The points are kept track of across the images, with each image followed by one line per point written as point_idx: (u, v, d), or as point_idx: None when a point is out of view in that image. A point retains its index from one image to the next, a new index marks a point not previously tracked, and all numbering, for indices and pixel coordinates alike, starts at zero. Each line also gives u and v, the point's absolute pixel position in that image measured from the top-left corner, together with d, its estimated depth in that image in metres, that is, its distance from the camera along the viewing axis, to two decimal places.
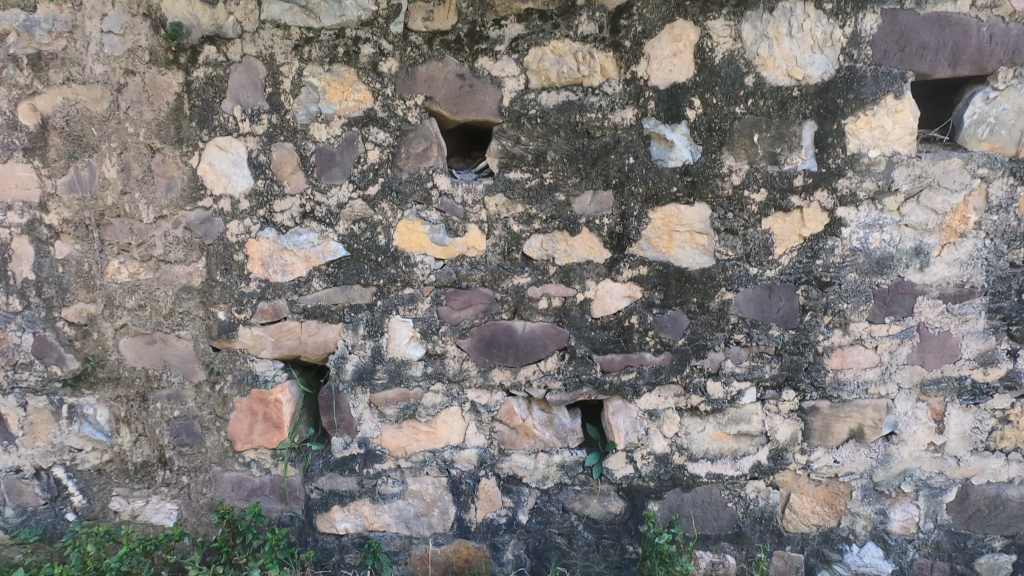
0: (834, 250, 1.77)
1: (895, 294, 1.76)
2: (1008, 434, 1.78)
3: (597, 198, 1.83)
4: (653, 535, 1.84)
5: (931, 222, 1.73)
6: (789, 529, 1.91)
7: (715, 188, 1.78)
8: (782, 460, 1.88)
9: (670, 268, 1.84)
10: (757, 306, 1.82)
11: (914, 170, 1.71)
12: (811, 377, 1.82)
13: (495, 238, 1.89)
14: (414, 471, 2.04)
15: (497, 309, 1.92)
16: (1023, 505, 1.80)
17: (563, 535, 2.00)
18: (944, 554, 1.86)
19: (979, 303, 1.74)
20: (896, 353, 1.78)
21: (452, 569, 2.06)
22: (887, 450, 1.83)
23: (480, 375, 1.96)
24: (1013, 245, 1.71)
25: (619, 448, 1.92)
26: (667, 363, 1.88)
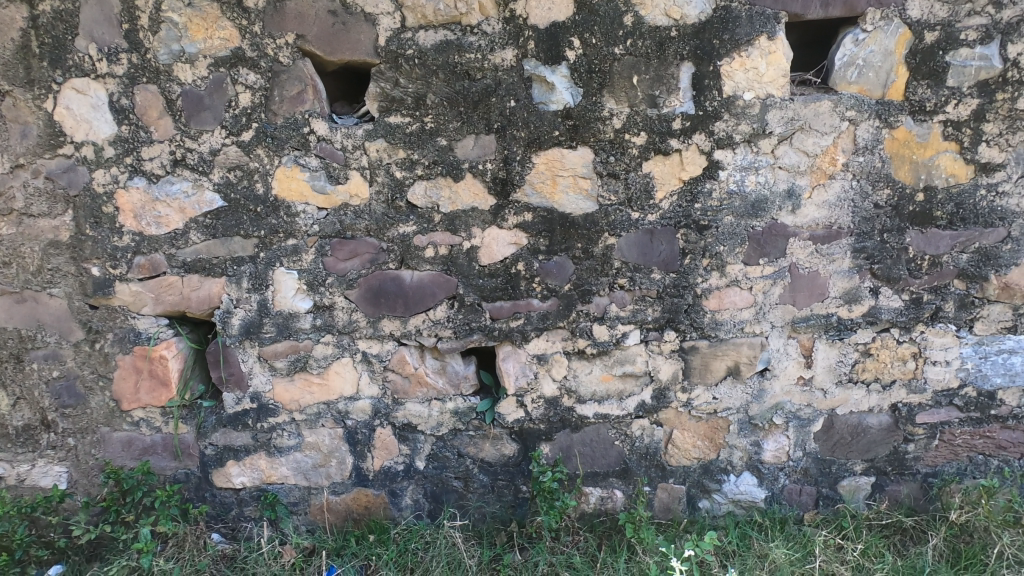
0: (712, 193, 1.79)
1: (769, 236, 1.81)
2: (869, 366, 1.89)
3: (479, 143, 1.79)
4: (538, 474, 1.93)
5: (803, 165, 1.77)
6: (672, 463, 2.01)
7: (596, 132, 1.77)
8: (665, 399, 1.96)
9: (554, 213, 1.83)
10: (640, 251, 1.84)
11: (787, 113, 1.73)
12: (690, 318, 1.88)
13: (378, 185, 1.84)
14: (310, 423, 2.04)
15: (384, 258, 1.89)
16: (881, 431, 1.94)
17: (459, 478, 2.05)
18: (812, 480, 1.99)
19: (845, 244, 1.81)
20: (769, 293, 1.85)
21: (352, 517, 2.09)
22: (761, 385, 1.93)
23: (370, 326, 1.94)
24: (877, 187, 1.77)
25: (510, 393, 1.96)
26: (554, 309, 1.90)
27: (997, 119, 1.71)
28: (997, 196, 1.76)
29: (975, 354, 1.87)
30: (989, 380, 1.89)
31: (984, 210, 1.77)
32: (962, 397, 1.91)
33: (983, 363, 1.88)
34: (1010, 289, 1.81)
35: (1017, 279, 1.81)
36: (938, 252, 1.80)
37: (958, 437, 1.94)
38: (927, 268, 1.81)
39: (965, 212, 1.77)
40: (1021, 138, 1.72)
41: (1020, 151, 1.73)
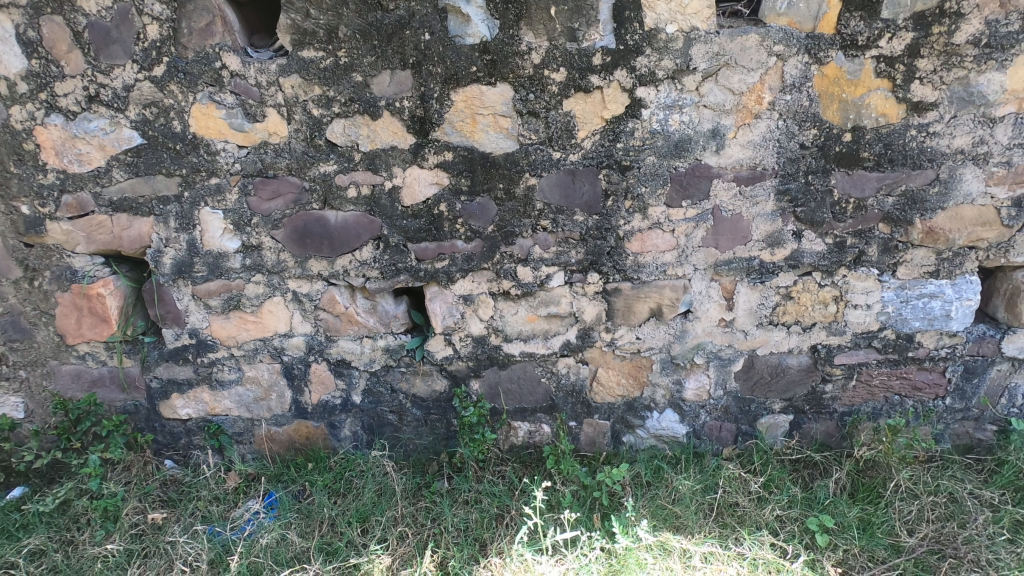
0: (634, 133, 1.76)
1: (691, 178, 1.79)
2: (790, 309, 1.91)
3: (395, 79, 1.75)
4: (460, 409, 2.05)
5: (728, 103, 1.71)
6: (597, 400, 2.07)
7: (515, 68, 1.72)
8: (589, 338, 1.99)
9: (474, 153, 1.81)
10: (561, 192, 1.83)
11: (711, 48, 1.66)
12: (613, 260, 1.89)
13: (297, 123, 1.81)
14: (248, 358, 2.10)
15: (307, 198, 1.89)
16: (800, 372, 1.98)
17: (393, 412, 2.13)
18: (731, 417, 2.06)
19: (770, 186, 1.78)
20: (692, 236, 1.85)
21: (295, 446, 2.19)
22: (683, 326, 1.95)
23: (298, 266, 1.96)
24: (804, 126, 1.72)
25: (438, 331, 2.00)
26: (478, 250, 1.91)
27: (932, 55, 1.64)
28: (928, 137, 1.72)
29: (897, 298, 1.88)
30: (909, 324, 1.90)
31: (914, 151, 1.73)
32: (882, 339, 1.93)
33: (904, 307, 1.88)
34: (934, 233, 1.80)
35: (942, 223, 1.79)
36: (863, 195, 1.77)
37: (875, 377, 1.97)
38: (851, 211, 1.79)
39: (893, 153, 1.73)
40: (956, 76, 1.65)
41: (954, 89, 1.66)
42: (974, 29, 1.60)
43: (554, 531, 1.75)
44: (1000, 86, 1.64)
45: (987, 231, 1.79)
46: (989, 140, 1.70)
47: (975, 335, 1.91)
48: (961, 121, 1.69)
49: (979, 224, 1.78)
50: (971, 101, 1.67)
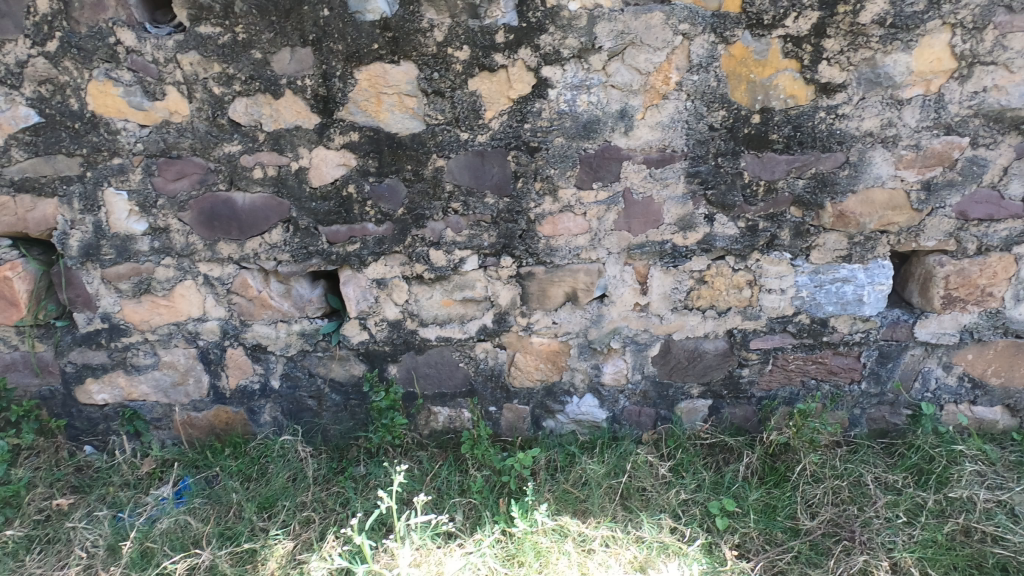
0: (541, 113, 1.72)
1: (601, 160, 1.76)
2: (704, 294, 1.90)
3: (296, 56, 1.70)
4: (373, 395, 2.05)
5: (635, 83, 1.68)
6: (516, 385, 2.06)
7: (418, 46, 1.67)
8: (505, 323, 1.97)
9: (381, 134, 1.77)
10: (470, 174, 1.79)
11: (615, 26, 1.62)
12: (525, 244, 1.86)
13: (198, 101, 1.76)
14: (163, 343, 2.06)
15: (212, 180, 1.84)
16: (717, 356, 1.98)
17: (313, 397, 2.11)
18: (650, 402, 2.05)
19: (679, 168, 1.75)
20: (604, 219, 1.82)
21: (214, 432, 2.16)
22: (599, 310, 1.94)
23: (208, 249, 1.93)
24: (712, 107, 1.69)
25: (352, 316, 1.98)
26: (389, 234, 1.88)
27: (838, 35, 1.61)
28: (836, 119, 1.69)
29: (810, 282, 1.87)
30: (823, 309, 1.89)
31: (823, 134, 1.71)
32: (796, 324, 1.92)
33: (818, 292, 1.87)
34: (844, 217, 1.78)
35: (852, 207, 1.77)
36: (773, 178, 1.75)
37: (791, 362, 1.97)
38: (762, 194, 1.77)
39: (802, 135, 1.71)
40: (862, 56, 1.62)
41: (861, 71, 1.64)
42: (878, 8, 1.57)
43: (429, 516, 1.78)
44: (907, 68, 1.62)
45: (897, 215, 1.77)
46: (897, 123, 1.68)
47: (889, 320, 1.91)
48: (869, 103, 1.67)
49: (890, 208, 1.77)
50: (878, 82, 1.64)
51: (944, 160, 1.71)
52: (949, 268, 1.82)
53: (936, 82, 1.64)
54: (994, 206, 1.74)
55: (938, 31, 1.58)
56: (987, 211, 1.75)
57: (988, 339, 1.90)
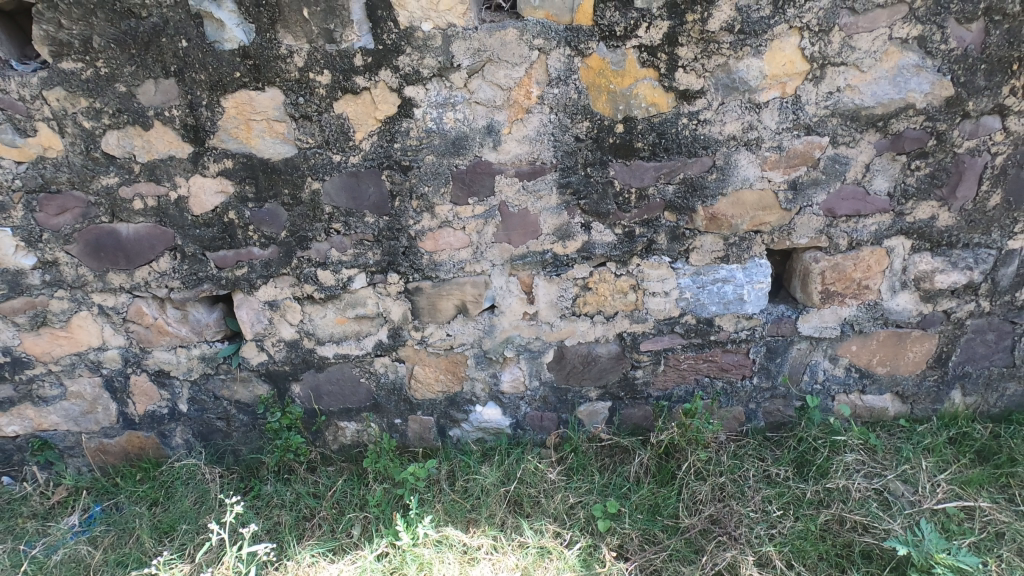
0: (409, 132, 1.74)
1: (473, 175, 1.78)
2: (590, 300, 1.93)
3: (161, 88, 1.71)
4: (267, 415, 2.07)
5: (498, 98, 1.70)
6: (418, 397, 2.07)
7: (280, 72, 1.68)
8: (400, 337, 1.99)
9: (254, 159, 1.78)
10: (347, 194, 1.81)
11: (471, 44, 1.64)
12: (409, 260, 1.88)
13: (70, 136, 1.76)
14: (67, 373, 2.07)
15: (95, 212, 1.85)
16: (611, 359, 2.00)
17: (221, 419, 2.12)
18: (551, 406, 2.07)
19: (551, 179, 1.78)
20: (483, 233, 1.84)
21: (129, 457, 2.18)
22: (490, 321, 1.96)
23: (99, 280, 1.94)
24: (576, 119, 1.71)
25: (249, 338, 2.00)
26: (275, 256, 1.89)
27: (690, 43, 1.63)
28: (699, 125, 1.72)
29: (693, 284, 1.89)
30: (707, 309, 1.92)
31: (688, 139, 1.73)
32: (683, 325, 1.95)
33: (701, 292, 1.90)
34: (717, 219, 1.81)
35: (724, 209, 1.80)
36: (643, 185, 1.78)
37: (683, 361, 2.00)
38: (635, 201, 1.80)
39: (667, 142, 1.73)
40: (716, 63, 1.65)
41: (717, 76, 1.66)
42: (726, 15, 1.59)
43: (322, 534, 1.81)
44: (760, 72, 1.65)
45: (768, 215, 1.80)
46: (758, 126, 1.71)
47: (773, 316, 1.93)
48: (729, 107, 1.70)
49: (760, 208, 1.80)
50: (734, 87, 1.67)
51: (806, 160, 1.74)
52: (824, 263, 1.85)
53: (791, 85, 1.66)
54: (860, 201, 1.78)
55: (785, 35, 1.61)
56: (854, 207, 1.78)
57: (869, 330, 1.94)
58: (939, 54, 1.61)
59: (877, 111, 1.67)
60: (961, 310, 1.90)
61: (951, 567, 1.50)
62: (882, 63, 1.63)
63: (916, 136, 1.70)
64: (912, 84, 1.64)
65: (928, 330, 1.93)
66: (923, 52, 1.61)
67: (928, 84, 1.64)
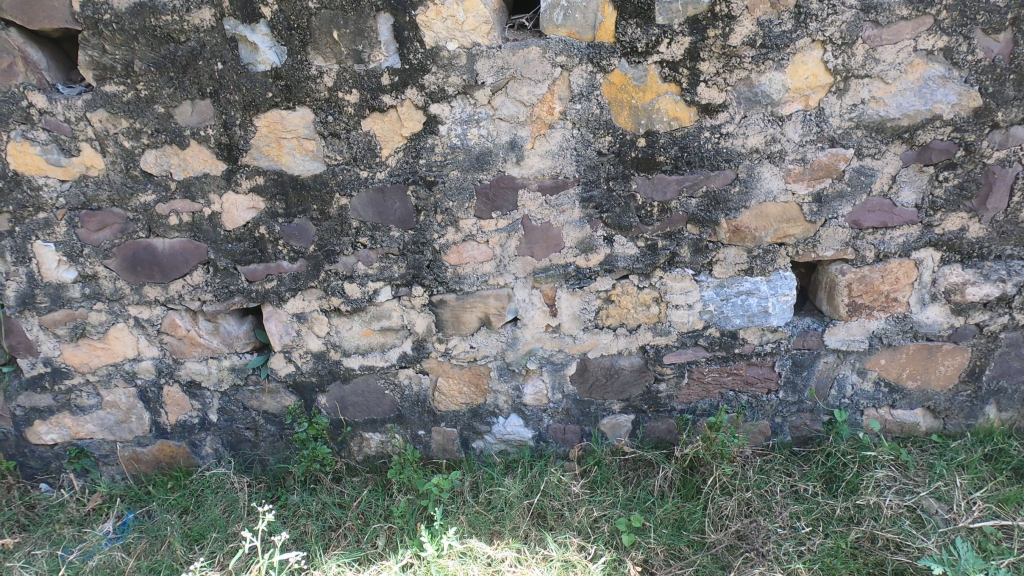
0: (434, 148, 1.78)
1: (497, 189, 1.80)
2: (612, 312, 1.93)
3: (197, 108, 1.78)
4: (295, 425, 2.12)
5: (521, 115, 1.73)
6: (442, 409, 2.09)
7: (310, 92, 1.74)
8: (424, 349, 2.02)
9: (284, 176, 1.84)
10: (374, 209, 1.85)
11: (495, 62, 1.68)
12: (433, 273, 1.91)
13: (111, 155, 1.84)
14: (104, 383, 2.13)
15: (133, 228, 1.93)
16: (634, 372, 2.00)
17: (250, 429, 2.16)
18: (574, 419, 2.08)
19: (573, 193, 1.79)
20: (506, 246, 1.87)
21: (160, 466, 2.24)
22: (513, 333, 1.98)
23: (135, 293, 2.01)
24: (598, 134, 1.73)
25: (277, 350, 2.04)
26: (303, 270, 1.94)
27: (712, 57, 1.64)
28: (721, 138, 1.72)
29: (717, 297, 1.89)
30: (731, 321, 1.91)
31: (710, 152, 1.74)
32: (707, 338, 1.94)
33: (724, 305, 1.89)
34: (741, 232, 1.80)
35: (747, 222, 1.79)
36: (665, 198, 1.78)
37: (707, 374, 1.99)
38: (657, 214, 1.80)
39: (690, 155, 1.74)
40: (738, 77, 1.66)
41: (739, 90, 1.67)
42: (747, 30, 1.61)
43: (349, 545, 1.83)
44: (783, 85, 1.65)
45: (793, 227, 1.79)
46: (781, 138, 1.71)
47: (799, 329, 1.91)
48: (751, 120, 1.70)
49: (785, 221, 1.79)
50: (757, 101, 1.68)
51: (831, 172, 1.73)
52: (851, 275, 1.83)
53: (815, 97, 1.66)
54: (887, 213, 1.76)
55: (808, 49, 1.61)
56: (880, 219, 1.77)
57: (898, 344, 1.90)
58: (966, 65, 1.60)
59: (903, 122, 1.66)
60: (994, 323, 1.86)
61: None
62: (906, 74, 1.62)
63: (944, 148, 1.69)
64: (938, 95, 1.63)
65: (960, 343, 1.89)
66: (949, 63, 1.60)
67: (955, 95, 1.63)
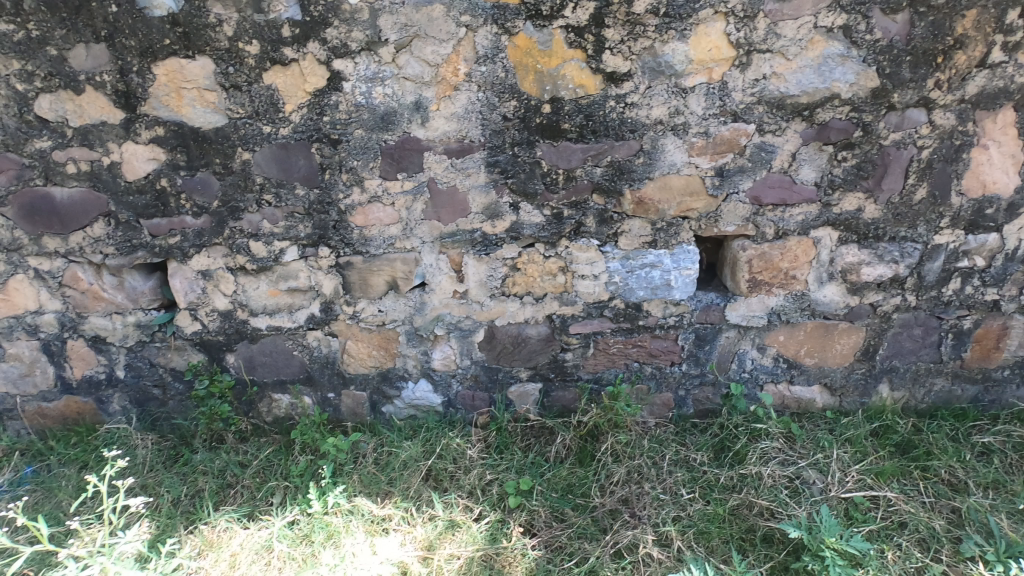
0: (339, 106, 1.75)
1: (402, 151, 1.78)
2: (518, 281, 1.94)
3: (92, 53, 1.72)
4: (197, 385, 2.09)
5: (426, 75, 1.70)
6: (351, 371, 2.09)
7: (210, 41, 1.69)
8: (333, 311, 2.01)
9: (185, 128, 1.79)
10: (278, 166, 1.82)
11: (398, 18, 1.64)
12: (339, 234, 1.90)
13: (3, 98, 1.77)
14: (5, 336, 2.08)
15: (29, 175, 1.87)
16: (541, 341, 2.02)
17: (157, 386, 2.14)
18: (482, 386, 2.09)
19: (478, 158, 1.78)
20: (413, 209, 1.85)
21: (66, 422, 2.21)
22: (421, 298, 1.97)
23: (35, 244, 1.96)
24: (503, 98, 1.72)
25: (183, 307, 2.02)
26: (208, 226, 1.91)
27: (617, 24, 1.63)
28: (626, 108, 1.72)
29: (622, 268, 1.90)
30: (635, 294, 1.93)
31: (615, 122, 1.73)
32: (612, 309, 1.96)
33: (629, 277, 1.91)
34: (644, 204, 1.82)
35: (651, 194, 1.80)
36: (570, 166, 1.78)
37: (612, 345, 2.01)
38: (562, 183, 1.80)
39: (595, 124, 1.74)
40: (643, 46, 1.65)
41: (644, 60, 1.66)
42: None
43: (247, 501, 1.85)
44: (686, 57, 1.65)
45: (695, 201, 1.81)
46: (684, 111, 1.71)
47: (702, 303, 1.94)
48: (656, 91, 1.70)
49: (687, 194, 1.80)
50: (661, 71, 1.67)
51: (733, 147, 1.74)
52: (751, 252, 1.86)
53: (718, 70, 1.66)
54: (787, 191, 1.78)
55: (711, 20, 1.61)
56: (780, 196, 1.79)
57: (796, 321, 1.94)
58: (865, 44, 1.61)
59: (802, 100, 1.67)
60: (887, 303, 1.90)
61: (839, 552, 1.51)
62: (807, 51, 1.63)
63: (842, 127, 1.70)
64: (837, 74, 1.64)
65: (855, 323, 1.94)
66: (848, 41, 1.61)
67: (853, 74, 1.64)
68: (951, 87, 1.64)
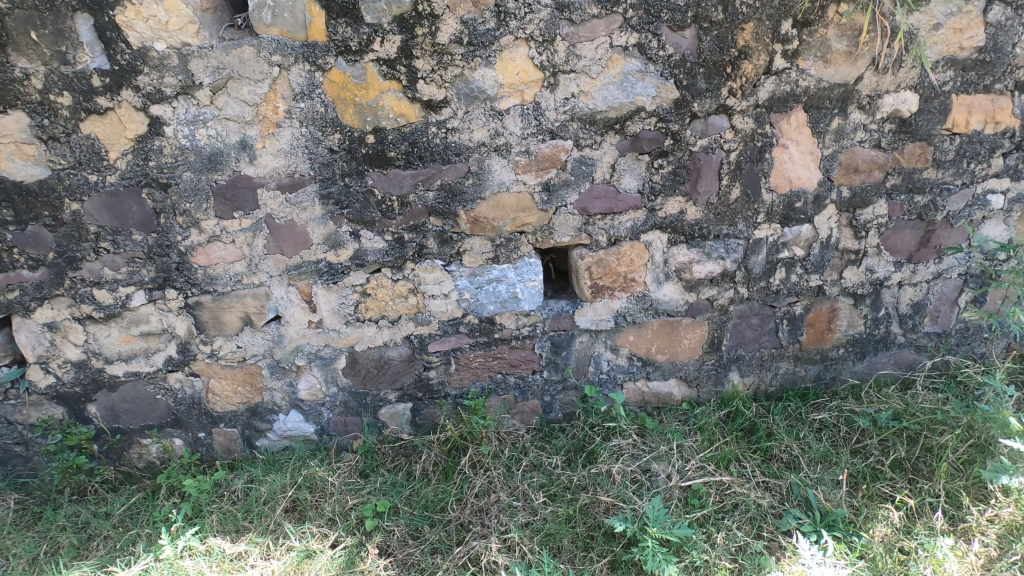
0: (163, 150, 1.75)
1: (235, 190, 1.80)
2: (371, 305, 1.97)
3: None
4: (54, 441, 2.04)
5: (247, 114, 1.73)
6: (218, 410, 2.08)
7: (19, 95, 1.67)
8: (190, 352, 2.00)
9: (7, 182, 1.75)
10: (110, 213, 1.80)
11: (210, 62, 1.67)
12: (184, 275, 1.89)
13: None
14: None
15: None
16: (404, 362, 2.05)
17: (19, 443, 2.06)
18: (353, 411, 2.10)
19: (312, 191, 1.82)
20: (255, 245, 1.87)
21: None
22: (277, 331, 1.99)
23: None
24: (327, 131, 1.76)
25: (33, 361, 1.96)
26: (46, 278, 1.87)
27: (425, 55, 1.68)
28: (448, 133, 1.77)
29: (470, 285, 1.96)
30: (486, 308, 1.99)
31: (439, 147, 1.79)
32: (467, 325, 2.01)
33: (478, 293, 1.97)
34: (480, 222, 1.88)
35: (485, 212, 1.87)
36: (403, 192, 1.83)
37: (473, 360, 2.05)
38: (398, 208, 1.85)
39: (420, 150, 1.79)
40: (453, 74, 1.71)
41: (457, 86, 1.72)
42: (452, 28, 1.66)
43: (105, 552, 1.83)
44: (496, 81, 1.72)
45: (528, 216, 1.88)
46: (504, 132, 1.78)
47: (552, 312, 2.01)
48: (474, 115, 1.76)
49: (520, 210, 1.87)
50: (475, 96, 1.74)
51: (555, 162, 1.82)
52: (589, 260, 1.94)
53: (529, 92, 1.74)
54: (612, 200, 1.87)
55: (513, 46, 1.68)
56: (607, 205, 1.88)
57: (642, 320, 2.04)
58: (659, 60, 1.72)
59: (611, 114, 1.77)
60: (722, 297, 2.01)
61: (663, 540, 1.63)
62: (608, 69, 1.72)
63: (652, 137, 1.80)
64: (638, 88, 1.74)
65: (696, 317, 2.04)
66: (644, 58, 1.71)
67: (653, 88, 1.74)
68: (744, 94, 1.76)
